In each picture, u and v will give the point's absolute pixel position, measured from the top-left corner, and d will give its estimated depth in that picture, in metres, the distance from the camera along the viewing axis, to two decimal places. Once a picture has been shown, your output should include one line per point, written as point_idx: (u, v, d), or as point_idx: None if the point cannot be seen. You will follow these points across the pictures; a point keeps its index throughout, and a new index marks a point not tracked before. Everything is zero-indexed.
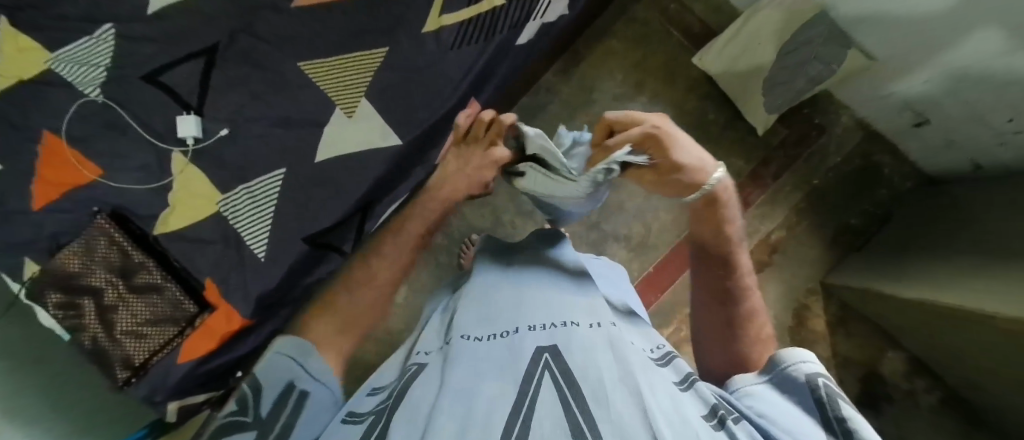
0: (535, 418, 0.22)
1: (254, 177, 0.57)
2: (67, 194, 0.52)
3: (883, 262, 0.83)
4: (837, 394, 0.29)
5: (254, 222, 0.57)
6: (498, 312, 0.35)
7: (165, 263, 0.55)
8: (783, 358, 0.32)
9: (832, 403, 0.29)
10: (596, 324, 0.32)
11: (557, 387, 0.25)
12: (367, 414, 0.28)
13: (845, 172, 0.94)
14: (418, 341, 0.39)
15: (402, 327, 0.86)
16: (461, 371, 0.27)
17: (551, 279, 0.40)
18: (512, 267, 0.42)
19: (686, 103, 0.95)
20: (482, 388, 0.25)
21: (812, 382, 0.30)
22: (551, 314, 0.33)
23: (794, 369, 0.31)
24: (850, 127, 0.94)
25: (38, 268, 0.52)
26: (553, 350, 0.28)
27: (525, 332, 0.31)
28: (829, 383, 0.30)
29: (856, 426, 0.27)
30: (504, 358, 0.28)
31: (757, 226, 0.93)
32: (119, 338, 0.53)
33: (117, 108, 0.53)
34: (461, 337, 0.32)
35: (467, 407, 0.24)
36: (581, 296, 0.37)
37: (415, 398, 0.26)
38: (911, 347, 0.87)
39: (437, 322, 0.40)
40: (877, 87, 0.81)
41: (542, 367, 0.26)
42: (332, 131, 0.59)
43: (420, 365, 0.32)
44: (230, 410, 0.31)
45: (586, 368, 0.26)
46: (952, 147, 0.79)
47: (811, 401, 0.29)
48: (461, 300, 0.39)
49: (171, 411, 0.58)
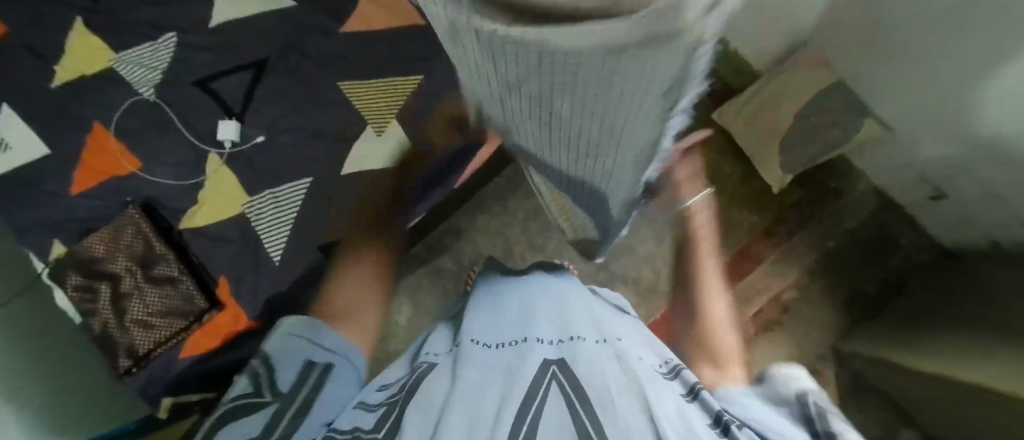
0: (541, 421, 0.23)
1: (280, 183, 0.59)
2: (104, 182, 0.55)
3: (902, 330, 0.80)
4: (825, 411, 0.32)
5: (274, 226, 0.58)
6: (504, 324, 0.35)
7: (183, 256, 0.56)
8: (779, 378, 0.36)
9: (822, 419, 0.31)
10: (603, 339, 0.31)
11: (565, 392, 0.25)
12: (383, 405, 0.30)
13: (859, 237, 0.94)
14: (426, 341, 0.39)
15: (400, 350, 0.86)
16: (472, 372, 0.28)
17: (553, 291, 0.39)
18: (514, 280, 0.42)
19: (704, 156, 0.97)
20: (489, 389, 0.26)
21: (802, 399, 0.33)
22: (559, 328, 0.33)
23: (785, 386, 0.35)
24: (867, 193, 0.94)
25: (64, 249, 0.54)
26: (560, 363, 0.28)
27: (534, 343, 0.30)
28: (818, 399, 0.33)
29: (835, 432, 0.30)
30: (511, 363, 0.28)
31: (768, 283, 0.92)
32: (128, 325, 0.54)
33: (164, 106, 0.57)
34: (470, 342, 0.33)
35: (475, 406, 0.25)
36: (586, 310, 0.36)
37: (426, 396, 0.27)
38: (925, 427, 0.82)
39: (445, 326, 0.40)
40: (893, 156, 0.82)
41: (549, 377, 0.26)
42: (360, 146, 0.61)
43: (428, 364, 0.33)
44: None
45: (592, 375, 0.26)
46: (969, 223, 0.79)
47: (799, 414, 0.33)
48: (469, 308, 0.39)
49: (164, 405, 0.56)
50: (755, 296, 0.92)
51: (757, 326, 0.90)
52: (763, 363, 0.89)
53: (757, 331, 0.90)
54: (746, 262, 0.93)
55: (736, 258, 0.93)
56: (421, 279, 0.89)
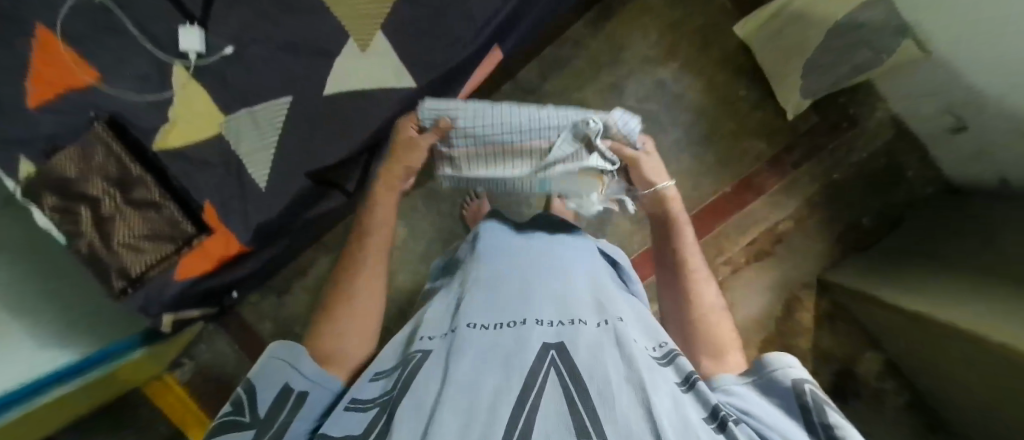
0: (538, 414, 0.23)
1: (257, 102, 0.55)
2: (64, 95, 0.49)
3: (889, 265, 0.82)
4: (823, 401, 0.30)
5: (256, 149, 0.56)
6: (504, 303, 0.34)
7: (163, 179, 0.54)
8: (769, 362, 0.33)
9: (819, 409, 0.29)
10: (603, 322, 0.32)
11: (562, 384, 0.25)
12: (372, 403, 0.31)
13: (866, 170, 0.91)
14: (423, 320, 0.39)
15: (398, 269, 0.87)
16: (467, 364, 0.27)
17: (556, 263, 0.40)
18: (512, 255, 0.42)
19: (719, 75, 0.90)
20: (484, 381, 0.26)
21: (797, 388, 0.30)
22: (559, 309, 0.33)
23: (780, 374, 0.32)
24: (884, 123, 0.91)
25: (34, 169, 0.50)
26: (559, 348, 0.28)
27: (532, 326, 0.31)
28: (815, 388, 0.30)
29: (840, 431, 0.27)
30: (511, 348, 0.29)
31: (766, 214, 0.92)
32: (116, 248, 0.52)
33: (116, 10, 0.49)
34: (467, 326, 0.32)
35: (470, 401, 0.24)
36: (585, 290, 0.36)
37: (419, 389, 0.27)
38: (890, 351, 0.88)
39: (440, 304, 0.40)
40: (922, 84, 0.76)
41: (547, 365, 0.26)
42: (343, 62, 0.56)
43: (422, 353, 0.32)
44: (226, 412, 0.33)
45: (591, 366, 0.26)
46: (982, 159, 0.77)
47: (795, 405, 0.30)
48: (467, 286, 0.39)
49: (166, 321, 0.61)
50: (751, 226, 0.92)
51: (748, 255, 0.92)
52: (748, 289, 0.92)
53: (748, 259, 0.92)
54: (748, 193, 0.91)
55: (738, 187, 0.91)
56: (417, 201, 0.87)
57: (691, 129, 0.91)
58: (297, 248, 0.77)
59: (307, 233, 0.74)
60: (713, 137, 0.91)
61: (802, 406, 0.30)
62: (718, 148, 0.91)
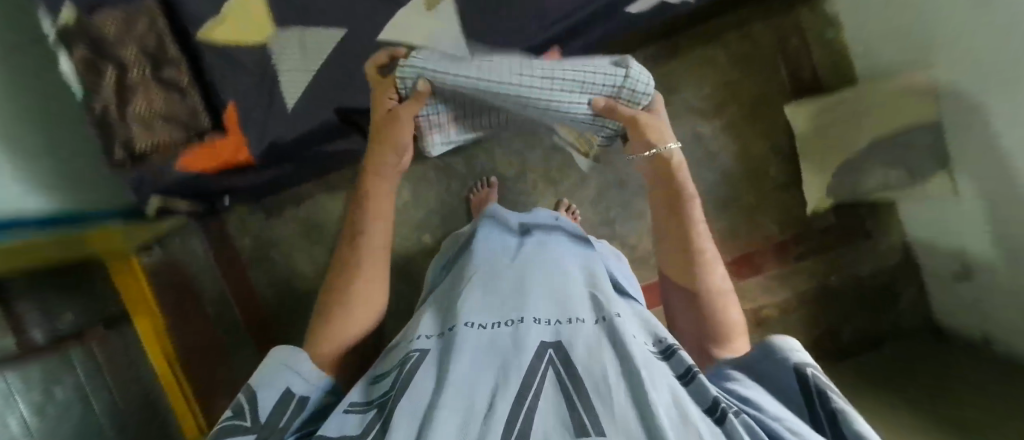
0: (536, 412, 0.23)
1: (311, 27, 0.55)
2: None
3: (852, 379, 0.82)
4: (827, 387, 0.26)
5: (297, 71, 0.56)
6: (503, 302, 0.35)
7: (196, 69, 0.54)
8: (775, 346, 0.30)
9: (823, 396, 0.26)
10: (602, 318, 0.31)
11: (559, 385, 0.25)
12: (369, 405, 0.29)
13: (862, 284, 0.92)
14: (413, 326, 0.38)
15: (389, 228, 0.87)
16: (465, 365, 0.27)
17: (556, 264, 0.40)
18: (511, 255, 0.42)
19: (755, 148, 0.90)
20: (483, 383, 0.26)
21: (801, 373, 0.27)
22: (558, 307, 0.33)
23: (784, 358, 0.29)
24: (894, 245, 0.91)
25: (73, 17, 0.49)
26: (557, 347, 0.28)
27: (530, 325, 0.30)
28: (819, 375, 0.28)
29: (847, 419, 0.24)
30: (509, 348, 0.28)
31: (755, 294, 0.92)
32: (128, 118, 0.51)
33: None
34: (464, 325, 0.31)
35: (468, 405, 0.24)
36: (583, 288, 0.36)
37: (415, 387, 0.26)
38: None
39: (438, 306, 0.40)
40: (942, 222, 0.77)
41: (546, 364, 0.26)
42: (405, 15, 0.57)
43: (419, 351, 0.31)
44: (227, 420, 0.29)
45: (589, 366, 0.26)
46: (974, 311, 0.77)
47: (803, 395, 0.27)
48: (467, 285, 0.39)
49: (153, 205, 0.60)
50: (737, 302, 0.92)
51: None
52: None
53: None
54: (745, 269, 0.92)
55: (738, 260, 0.92)
56: (428, 170, 0.87)
57: (712, 191, 0.90)
58: (300, 179, 0.76)
59: (316, 167, 0.73)
60: (730, 205, 0.91)
61: (809, 390, 0.27)
62: (732, 217, 0.91)
